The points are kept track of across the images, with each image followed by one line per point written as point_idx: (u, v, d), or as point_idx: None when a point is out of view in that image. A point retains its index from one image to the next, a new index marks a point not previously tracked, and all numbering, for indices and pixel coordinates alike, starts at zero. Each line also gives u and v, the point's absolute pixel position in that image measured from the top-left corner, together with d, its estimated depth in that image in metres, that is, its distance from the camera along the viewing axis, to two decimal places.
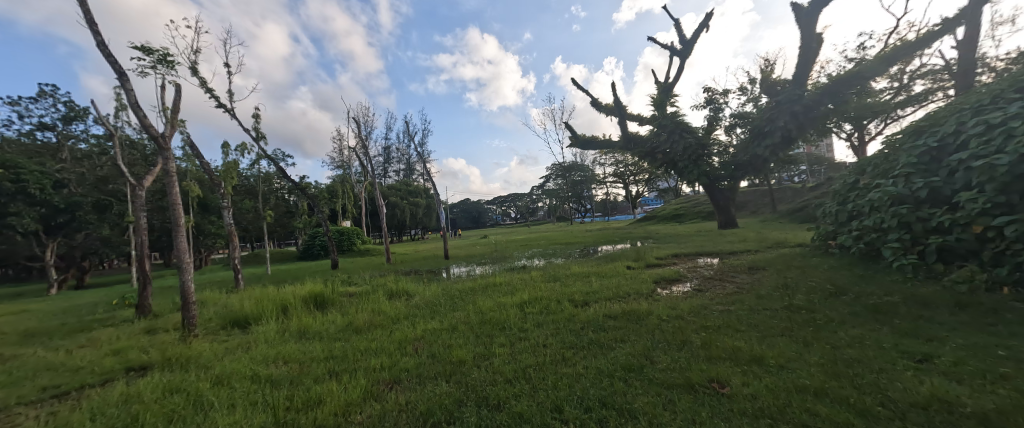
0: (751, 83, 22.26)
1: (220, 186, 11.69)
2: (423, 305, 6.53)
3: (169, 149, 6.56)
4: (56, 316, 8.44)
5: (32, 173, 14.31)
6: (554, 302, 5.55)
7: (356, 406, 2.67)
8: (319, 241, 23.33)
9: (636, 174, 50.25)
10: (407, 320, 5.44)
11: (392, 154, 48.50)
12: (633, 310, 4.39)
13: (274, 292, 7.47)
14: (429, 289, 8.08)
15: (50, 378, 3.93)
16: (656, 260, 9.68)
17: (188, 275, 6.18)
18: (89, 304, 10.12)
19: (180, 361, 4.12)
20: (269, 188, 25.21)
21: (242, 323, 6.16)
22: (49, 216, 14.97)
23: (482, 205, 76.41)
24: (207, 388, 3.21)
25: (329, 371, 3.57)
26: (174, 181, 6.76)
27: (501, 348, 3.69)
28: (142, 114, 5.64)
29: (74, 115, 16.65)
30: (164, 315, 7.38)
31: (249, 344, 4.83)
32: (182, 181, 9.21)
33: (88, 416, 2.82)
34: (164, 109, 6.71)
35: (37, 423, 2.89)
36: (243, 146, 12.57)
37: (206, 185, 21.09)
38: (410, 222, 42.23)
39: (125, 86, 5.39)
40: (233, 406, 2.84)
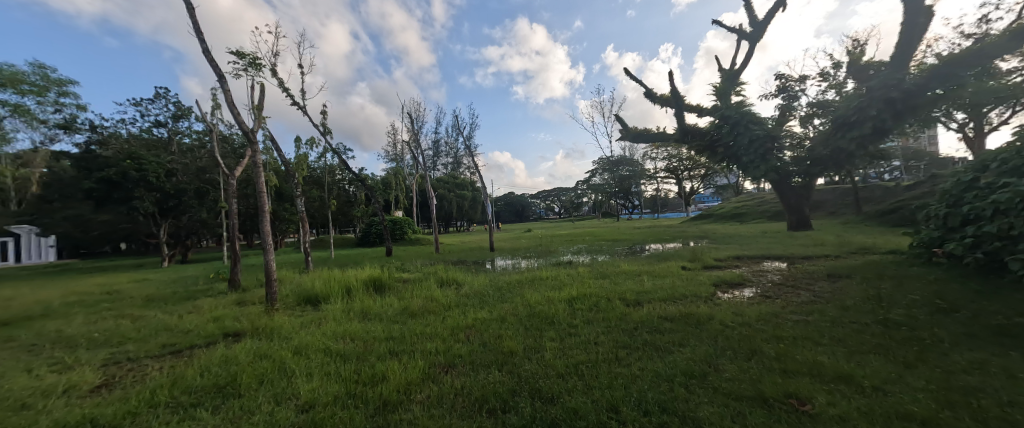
0: (834, 68, 19.62)
1: (293, 177, 12.93)
2: (472, 295, 6.73)
3: (256, 142, 7.39)
4: (168, 285, 9.98)
5: (151, 163, 16.97)
6: (603, 300, 5.42)
7: (416, 386, 2.83)
8: (374, 229, 25.02)
9: (690, 170, 47.16)
10: (458, 308, 5.66)
11: (441, 148, 50.18)
12: (692, 313, 4.16)
13: (339, 275, 8.14)
14: (476, 280, 8.28)
15: (169, 337, 4.67)
16: (714, 262, 9.04)
17: (270, 256, 6.96)
18: (192, 277, 11.79)
19: (266, 331, 4.67)
20: (333, 179, 27.47)
21: (313, 301, 6.83)
22: (163, 200, 17.60)
23: (526, 199, 76.65)
24: (289, 357, 3.60)
25: (390, 350, 3.83)
26: (260, 171, 7.63)
27: (551, 342, 3.69)
28: (235, 112, 6.46)
29: (180, 113, 19.38)
30: (250, 290, 8.39)
31: (320, 320, 5.33)
32: (264, 172, 10.32)
33: (198, 372, 3.30)
34: (253, 107, 7.56)
35: (161, 374, 3.43)
36: (314, 140, 13.86)
37: (282, 175, 23.52)
38: (456, 213, 43.60)
39: (222, 88, 6.18)
40: (311, 375, 3.16)
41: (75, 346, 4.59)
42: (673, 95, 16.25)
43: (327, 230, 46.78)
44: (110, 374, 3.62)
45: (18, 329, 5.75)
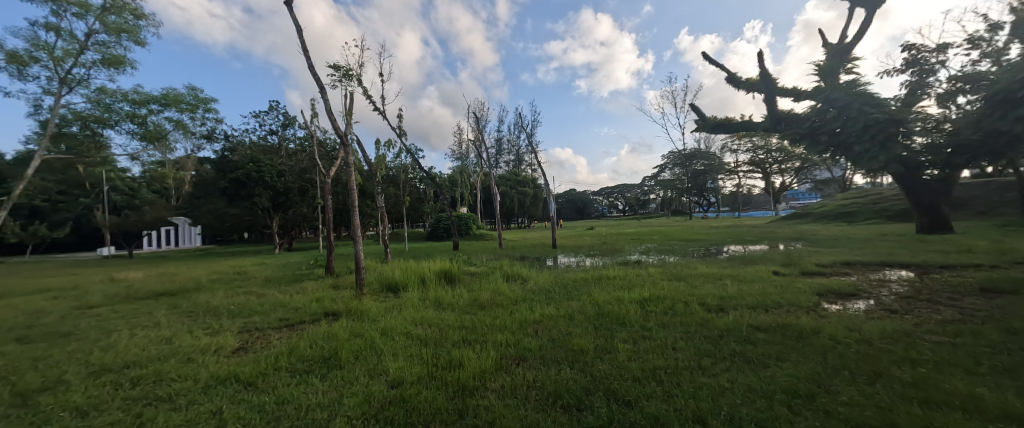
0: (988, 31, 15.63)
1: (374, 176, 14.26)
2: (538, 290, 6.75)
3: (348, 145, 8.30)
4: (279, 269, 11.73)
5: (267, 166, 20.11)
6: (680, 304, 5.04)
7: (489, 375, 2.93)
8: (442, 224, 26.55)
9: (781, 162, 41.56)
10: (525, 303, 5.73)
11: (503, 146, 51.10)
12: (790, 324, 3.67)
13: (414, 266, 8.81)
14: (541, 276, 8.31)
15: (284, 312, 5.53)
16: (813, 268, 7.86)
17: (358, 246, 7.76)
18: (296, 263, 13.72)
19: (358, 313, 5.25)
20: (407, 177, 29.69)
21: (394, 288, 7.49)
22: (275, 197, 20.72)
23: (588, 196, 74.58)
24: (377, 337, 3.99)
25: (463, 339, 4.03)
26: (351, 171, 8.55)
27: (625, 344, 3.54)
28: (332, 119, 7.38)
29: (287, 122, 22.57)
30: (342, 276, 9.49)
31: (401, 306, 5.85)
32: (352, 172, 11.58)
33: (306, 344, 3.83)
34: (346, 114, 8.51)
35: (279, 344, 4.06)
36: (392, 142, 15.13)
37: (365, 175, 26.07)
38: (518, 210, 44.26)
39: (322, 98, 7.10)
40: (397, 355, 3.46)
41: (219, 315, 5.68)
42: (761, 78, 14.40)
43: (400, 225, 50.76)
44: (244, 340, 4.40)
45: (180, 299, 7.27)
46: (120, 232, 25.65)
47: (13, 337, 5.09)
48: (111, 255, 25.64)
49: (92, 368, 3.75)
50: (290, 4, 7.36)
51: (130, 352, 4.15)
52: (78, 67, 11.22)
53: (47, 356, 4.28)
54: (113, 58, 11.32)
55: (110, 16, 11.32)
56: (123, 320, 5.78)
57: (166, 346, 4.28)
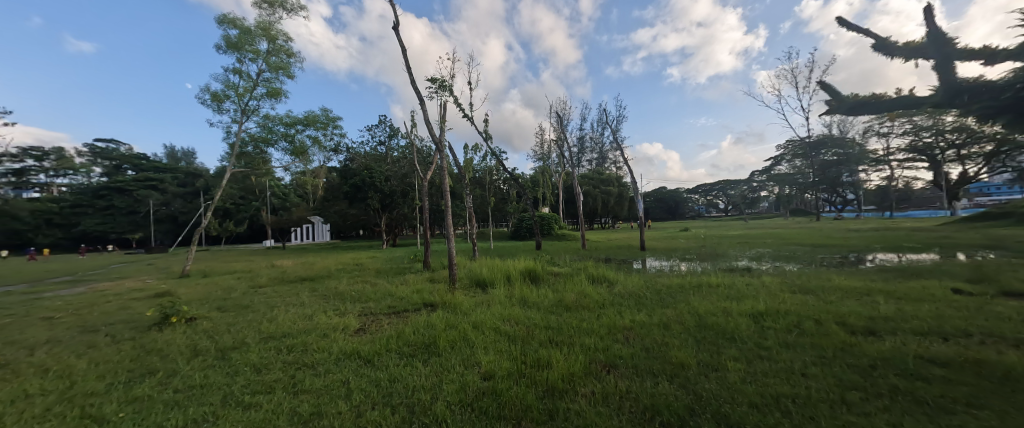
0: None
1: (464, 178, 15.25)
2: (627, 295, 6.37)
3: (442, 151, 9.03)
4: (386, 262, 13.39)
5: (377, 172, 23.19)
6: (808, 322, 4.20)
7: (579, 378, 2.85)
8: (526, 223, 27.03)
9: (960, 145, 32.33)
10: (613, 307, 5.46)
11: (587, 144, 49.84)
12: (986, 361, 2.76)
13: (499, 264, 9.15)
14: (629, 280, 7.84)
15: (392, 300, 6.28)
16: (1017, 286, 5.83)
17: (450, 243, 8.35)
18: (399, 257, 15.46)
19: (452, 306, 5.67)
20: (492, 178, 31.06)
21: (482, 284, 7.88)
22: (383, 198, 23.73)
23: (682, 194, 68.03)
24: (469, 330, 4.22)
25: (550, 339, 4.01)
26: (444, 174, 9.26)
27: (735, 363, 3.10)
28: (429, 127, 8.14)
29: (393, 133, 25.65)
30: (437, 270, 10.38)
31: (489, 301, 6.12)
32: (444, 175, 12.58)
33: (409, 332, 4.25)
34: (441, 121, 9.28)
35: (388, 328, 4.61)
36: (478, 146, 16.05)
37: (455, 177, 28.08)
38: (602, 209, 42.69)
39: (421, 109, 7.88)
40: (487, 349, 3.61)
41: (343, 299, 6.72)
42: None
43: (487, 224, 53.45)
44: (361, 322, 5.11)
45: (316, 283, 8.84)
46: (275, 228, 32.27)
47: (213, 306, 6.79)
48: (270, 246, 32.46)
49: (262, 335, 4.80)
50: (396, 28, 8.34)
51: (285, 324, 5.18)
52: (251, 99, 14.43)
53: (234, 322, 5.60)
54: (273, 90, 14.30)
55: (271, 57, 14.28)
56: (279, 298, 7.27)
57: (308, 322, 5.23)
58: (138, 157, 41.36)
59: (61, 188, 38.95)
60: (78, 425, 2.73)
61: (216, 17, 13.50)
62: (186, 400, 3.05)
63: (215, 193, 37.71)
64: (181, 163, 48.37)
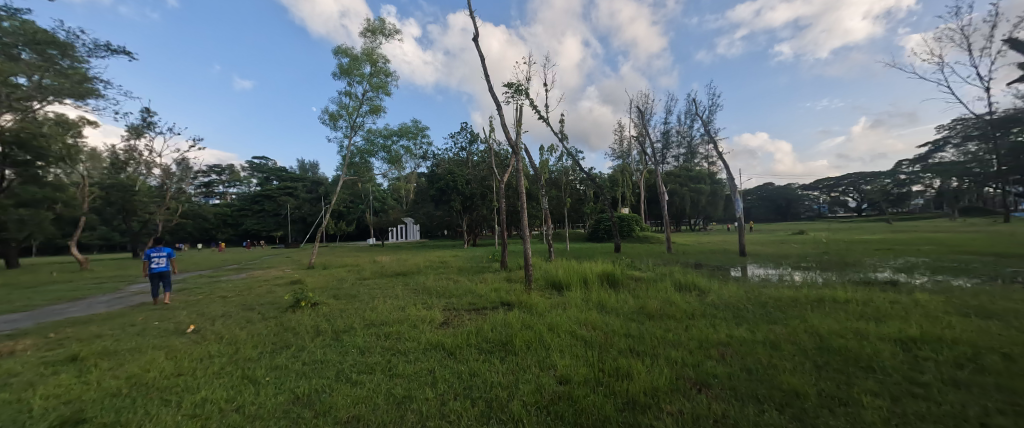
0: None
1: (539, 179, 15.33)
2: (722, 306, 5.67)
3: (517, 153, 9.20)
4: (467, 260, 14.17)
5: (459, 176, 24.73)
6: (987, 357, 3.21)
7: (664, 394, 2.63)
8: (603, 225, 26.04)
9: None
10: (704, 319, 4.91)
11: (672, 138, 46.15)
12: None
13: (576, 266, 8.97)
14: (724, 289, 6.97)
15: (470, 298, 6.60)
16: None
17: (526, 244, 8.42)
18: (478, 256, 16.21)
19: (527, 306, 5.74)
20: (568, 179, 30.65)
21: (558, 286, 7.82)
22: (464, 200, 25.21)
23: (794, 192, 58.45)
24: (546, 332, 4.22)
25: (631, 348, 3.79)
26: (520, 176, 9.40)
27: (873, 400, 2.52)
28: (506, 131, 8.38)
29: (473, 138, 27.11)
30: (514, 270, 10.63)
31: (565, 304, 6.05)
32: (520, 177, 12.80)
33: (487, 331, 4.41)
34: (517, 124, 9.49)
35: (469, 324, 4.85)
36: (554, 146, 16.14)
37: (532, 179, 28.45)
38: (690, 210, 38.94)
39: (499, 114, 8.16)
40: (563, 353, 3.55)
41: (429, 294, 7.30)
42: None
43: (564, 225, 53.05)
44: (444, 317, 5.46)
45: (407, 278, 9.79)
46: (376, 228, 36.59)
47: (328, 294, 7.99)
48: (372, 244, 36.97)
49: (365, 321, 5.47)
50: (477, 40, 8.78)
51: (383, 314, 5.83)
52: (357, 116, 16.59)
53: (344, 309, 6.50)
54: (373, 106, 16.26)
55: (373, 78, 16.23)
56: (377, 290, 8.21)
57: (401, 313, 5.80)
58: (278, 169, 50.78)
59: (229, 195, 49.85)
60: (239, 382, 3.45)
61: (332, 49, 15.86)
62: (310, 372, 3.63)
63: (332, 198, 44.40)
64: (308, 173, 58.10)
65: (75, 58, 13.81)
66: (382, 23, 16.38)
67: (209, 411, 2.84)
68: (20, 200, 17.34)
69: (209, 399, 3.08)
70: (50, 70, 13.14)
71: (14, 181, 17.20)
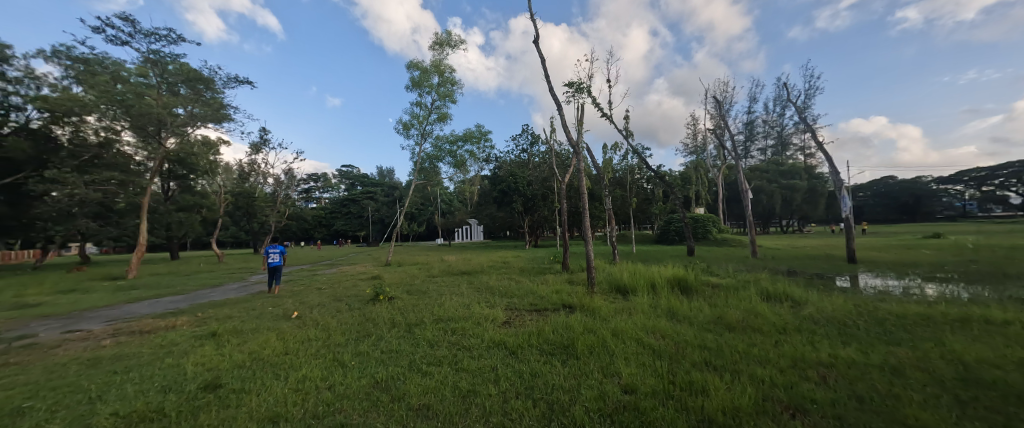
0: None
1: (603, 179, 14.95)
2: (820, 321, 4.97)
3: (580, 153, 9.08)
4: (530, 261, 14.39)
5: (520, 178, 25.17)
6: None
7: (746, 415, 2.39)
8: (674, 226, 24.71)
9: None
10: (797, 335, 4.35)
11: (758, 129, 41.57)
12: None
13: (644, 270, 8.55)
14: (825, 302, 6.08)
15: (532, 299, 6.68)
16: None
17: (589, 246, 8.25)
18: (541, 257, 16.35)
19: (591, 309, 5.63)
20: (634, 178, 29.39)
21: (623, 290, 7.55)
22: (525, 202, 25.60)
23: (925, 187, 48.64)
24: (611, 338, 4.11)
25: (707, 361, 3.51)
26: (582, 176, 9.25)
27: None
28: (567, 130, 8.33)
29: (534, 140, 27.40)
30: (576, 272, 10.51)
31: (631, 309, 5.80)
32: (583, 177, 12.62)
33: (550, 332, 4.43)
34: (579, 124, 9.39)
35: (532, 324, 4.92)
36: (617, 145, 15.72)
37: (594, 179, 27.91)
38: (780, 210, 34.95)
39: (560, 114, 8.15)
40: (630, 361, 3.42)
41: (493, 292, 7.55)
42: None
43: (633, 226, 51.06)
44: (507, 316, 5.59)
45: (473, 276, 10.25)
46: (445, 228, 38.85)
47: (403, 289, 8.69)
48: (440, 244, 39.17)
49: (433, 317, 5.83)
50: (539, 42, 8.91)
51: (450, 310, 6.15)
52: (426, 124, 17.79)
53: (417, 304, 7.00)
54: (440, 114, 17.28)
55: (440, 88, 17.28)
56: (446, 287, 8.72)
57: (467, 310, 6.06)
58: (361, 176, 56.39)
59: (323, 200, 56.63)
60: (330, 365, 3.90)
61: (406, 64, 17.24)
62: (388, 359, 3.98)
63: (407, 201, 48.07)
64: (387, 178, 63.68)
65: (214, 89, 16.87)
66: (449, 36, 17.39)
67: (307, 387, 3.26)
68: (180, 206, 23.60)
69: (308, 377, 3.53)
70: (198, 101, 16.25)
71: (175, 191, 23.65)
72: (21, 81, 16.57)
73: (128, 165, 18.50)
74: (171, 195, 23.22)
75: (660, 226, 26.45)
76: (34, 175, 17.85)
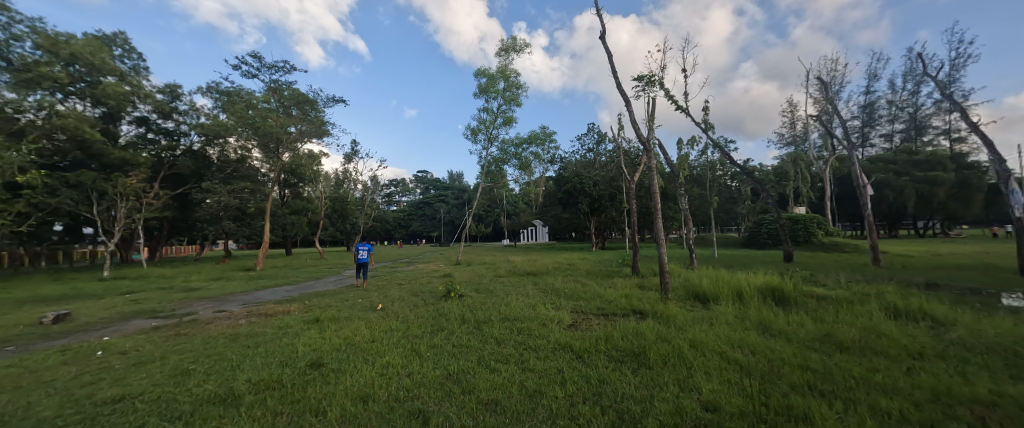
0: None
1: (678, 177, 13.96)
2: (969, 347, 4.02)
3: (651, 150, 8.61)
4: (598, 264, 14.07)
5: (585, 178, 24.69)
6: None
7: None
8: (766, 229, 22.46)
9: None
10: (933, 361, 3.59)
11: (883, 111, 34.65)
12: None
13: (727, 277, 7.78)
14: (978, 323, 4.90)
15: (601, 302, 6.53)
16: None
17: (662, 250, 7.79)
18: (609, 259, 15.88)
19: (665, 317, 5.32)
20: (714, 176, 26.89)
21: (703, 298, 6.98)
22: (591, 202, 25.08)
23: None
24: (687, 348, 3.85)
25: (807, 383, 3.08)
26: (653, 175, 8.75)
27: None
28: (637, 128, 7.98)
29: (600, 139, 26.66)
30: (648, 276, 9.99)
31: (711, 320, 5.34)
32: (654, 176, 11.93)
33: (619, 338, 4.30)
34: (650, 119, 8.92)
35: (600, 329, 4.82)
36: (695, 139, 14.63)
37: (668, 177, 26.24)
38: (915, 208, 28.98)
39: (628, 111, 7.83)
40: (710, 376, 3.17)
41: (560, 294, 7.55)
42: None
43: (715, 228, 46.69)
44: (575, 319, 5.54)
45: (540, 278, 10.36)
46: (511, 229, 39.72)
47: (473, 287, 9.12)
48: (507, 245, 40.04)
49: (500, 315, 6.02)
50: (605, 38, 8.67)
51: (516, 310, 6.29)
52: (493, 129, 18.41)
53: (485, 302, 7.30)
54: (506, 118, 17.74)
55: (506, 92, 17.73)
56: (514, 287, 8.95)
57: (532, 311, 6.15)
58: (434, 180, 60.15)
59: (402, 203, 61.41)
60: (410, 354, 4.28)
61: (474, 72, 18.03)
62: (460, 353, 4.22)
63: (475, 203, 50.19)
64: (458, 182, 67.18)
65: (317, 109, 19.46)
66: (514, 40, 17.77)
67: (391, 373, 3.61)
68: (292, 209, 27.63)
69: (391, 363, 3.92)
70: (305, 120, 19.01)
71: (290, 198, 27.35)
72: (187, 113, 20.93)
73: (254, 175, 22.31)
74: (286, 201, 27.09)
75: (749, 229, 24.47)
76: (195, 187, 22.53)
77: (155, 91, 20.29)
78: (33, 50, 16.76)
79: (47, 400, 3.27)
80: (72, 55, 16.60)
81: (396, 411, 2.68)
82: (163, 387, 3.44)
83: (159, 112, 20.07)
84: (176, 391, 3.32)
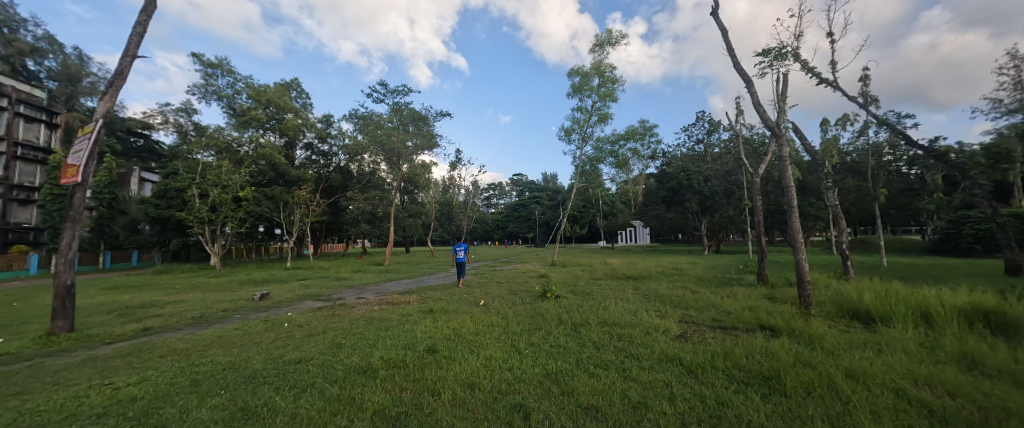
0: None
1: (822, 166, 11.41)
2: None
3: (782, 136, 7.22)
4: (712, 270, 12.41)
5: (695, 173, 22.12)
6: None
7: None
8: (972, 230, 16.72)
9: None
10: None
11: None
12: None
13: (902, 291, 5.99)
14: None
15: (716, 314, 5.72)
16: None
17: (801, 255, 6.43)
18: (726, 265, 13.89)
19: (806, 336, 4.36)
20: (880, 163, 21.09)
21: (863, 317, 5.52)
22: (703, 200, 22.32)
23: None
24: (841, 378, 3.07)
25: None
26: (787, 165, 7.28)
27: None
28: (761, 111, 6.79)
29: (713, 128, 23.61)
30: (779, 286, 8.41)
31: (880, 347, 4.15)
32: (787, 166, 9.93)
33: (743, 357, 3.68)
34: (780, 100, 7.50)
35: (718, 344, 4.22)
36: (848, 118, 11.75)
37: (807, 167, 21.62)
38: None
39: (748, 92, 6.74)
40: (879, 415, 2.46)
41: (666, 302, 6.90)
42: None
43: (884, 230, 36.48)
44: (683, 330, 4.99)
45: (641, 282, 9.66)
46: (610, 230, 38.04)
47: (568, 289, 9.04)
48: (605, 247, 38.55)
49: (599, 319, 5.81)
50: (716, 13, 7.63)
51: (615, 315, 5.98)
52: (587, 127, 18.00)
53: (582, 305, 7.16)
54: (602, 114, 17.13)
55: (601, 88, 17.13)
56: (613, 291, 8.54)
57: (634, 317, 5.76)
58: (531, 182, 61.68)
59: (500, 205, 65.16)
60: (510, 349, 4.46)
61: (567, 72, 17.89)
62: (557, 354, 4.22)
63: (571, 204, 49.73)
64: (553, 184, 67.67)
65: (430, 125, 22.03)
66: (609, 34, 17.07)
67: (494, 365, 3.82)
68: (410, 212, 31.74)
69: (494, 356, 4.15)
70: (420, 134, 21.67)
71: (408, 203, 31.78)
72: (336, 136, 26.01)
73: (383, 185, 26.38)
74: (406, 206, 31.41)
75: (942, 230, 18.69)
76: (343, 196, 27.81)
77: (317, 122, 25.80)
78: (247, 100, 23.17)
79: (258, 355, 4.44)
80: (268, 100, 22.39)
81: (499, 402, 2.82)
82: (325, 355, 4.33)
83: (319, 138, 25.41)
84: (333, 359, 4.13)
